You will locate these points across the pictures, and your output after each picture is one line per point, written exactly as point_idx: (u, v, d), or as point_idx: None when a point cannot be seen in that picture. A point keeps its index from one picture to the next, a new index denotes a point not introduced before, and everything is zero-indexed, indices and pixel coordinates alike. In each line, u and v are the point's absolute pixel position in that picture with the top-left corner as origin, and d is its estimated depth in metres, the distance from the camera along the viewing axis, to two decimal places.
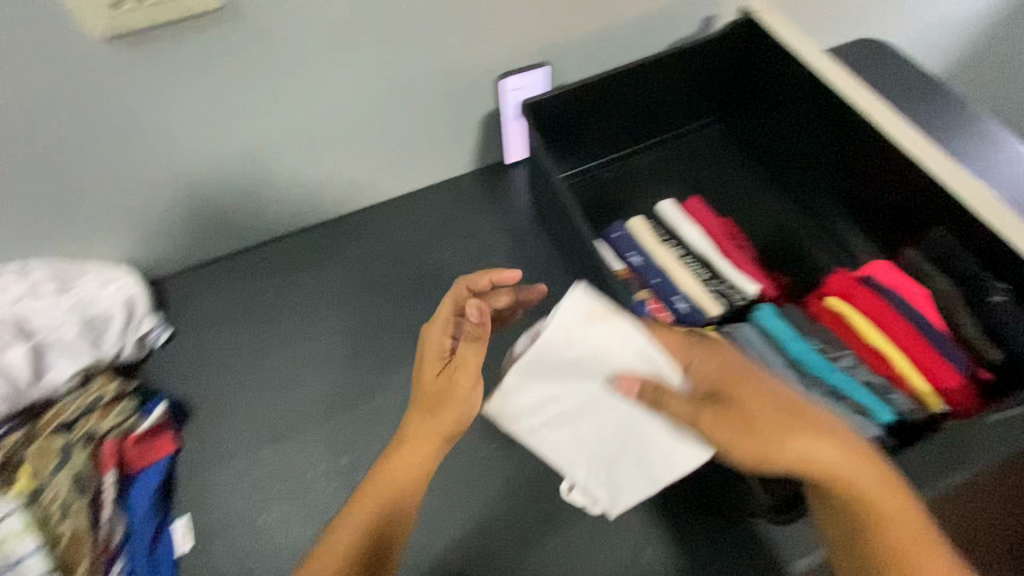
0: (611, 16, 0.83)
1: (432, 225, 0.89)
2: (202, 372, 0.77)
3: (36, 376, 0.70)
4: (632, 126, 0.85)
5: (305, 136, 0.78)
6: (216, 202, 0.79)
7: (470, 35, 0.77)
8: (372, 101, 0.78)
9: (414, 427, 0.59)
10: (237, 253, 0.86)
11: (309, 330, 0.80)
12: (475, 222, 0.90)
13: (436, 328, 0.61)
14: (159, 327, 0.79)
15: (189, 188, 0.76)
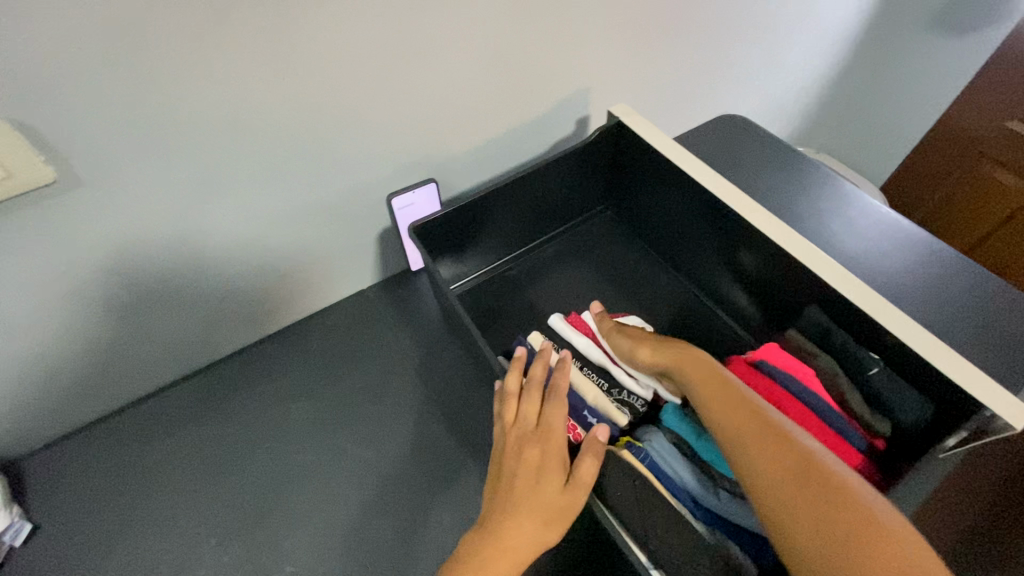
0: (481, 125, 0.84)
1: (331, 350, 0.85)
2: (78, 567, 0.66)
3: None
4: (521, 233, 0.90)
5: (181, 289, 0.73)
6: (79, 370, 0.71)
7: (345, 162, 0.75)
8: (252, 243, 0.75)
9: (527, 526, 0.51)
10: (110, 413, 0.77)
11: (207, 496, 0.71)
12: (380, 338, 0.87)
13: (549, 409, 0.59)
14: (19, 524, 0.67)
15: (49, 365, 0.68)
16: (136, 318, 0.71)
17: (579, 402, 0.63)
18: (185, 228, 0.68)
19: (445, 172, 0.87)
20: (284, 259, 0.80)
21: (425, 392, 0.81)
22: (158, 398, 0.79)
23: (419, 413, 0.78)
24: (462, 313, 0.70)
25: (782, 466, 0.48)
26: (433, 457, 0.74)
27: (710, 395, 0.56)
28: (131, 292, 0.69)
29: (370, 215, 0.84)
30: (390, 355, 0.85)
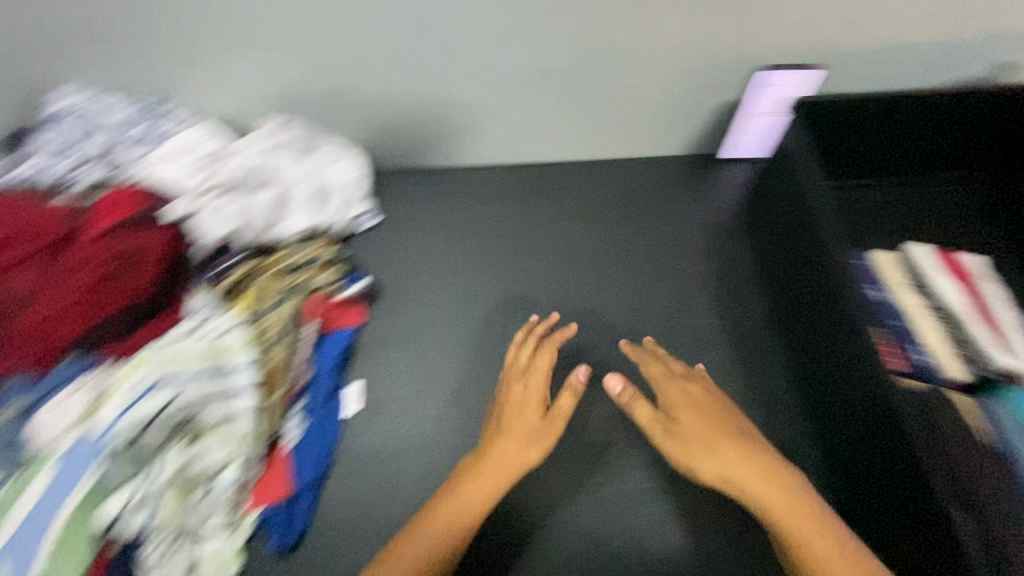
0: (898, 31, 0.74)
1: (624, 198, 0.89)
2: (395, 266, 0.83)
3: (275, 222, 0.77)
4: (874, 163, 0.81)
5: (548, 84, 0.80)
6: (447, 119, 0.84)
7: (757, 23, 0.73)
8: (622, 67, 0.78)
9: (510, 446, 0.59)
10: (440, 168, 0.92)
11: (494, 266, 0.84)
12: (676, 205, 0.88)
13: (544, 358, 0.65)
14: (373, 213, 0.87)
15: (439, 102, 0.82)
16: (510, 93, 0.81)
17: (891, 311, 0.70)
18: (597, 27, 0.73)
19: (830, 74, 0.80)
20: (637, 97, 0.83)
21: (705, 269, 0.83)
22: (476, 173, 0.92)
23: (693, 283, 0.81)
24: (821, 202, 0.67)
25: (807, 534, 0.52)
26: (692, 325, 0.79)
27: (749, 465, 0.55)
28: (523, 67, 0.77)
29: (726, 88, 0.82)
30: (676, 226, 0.87)
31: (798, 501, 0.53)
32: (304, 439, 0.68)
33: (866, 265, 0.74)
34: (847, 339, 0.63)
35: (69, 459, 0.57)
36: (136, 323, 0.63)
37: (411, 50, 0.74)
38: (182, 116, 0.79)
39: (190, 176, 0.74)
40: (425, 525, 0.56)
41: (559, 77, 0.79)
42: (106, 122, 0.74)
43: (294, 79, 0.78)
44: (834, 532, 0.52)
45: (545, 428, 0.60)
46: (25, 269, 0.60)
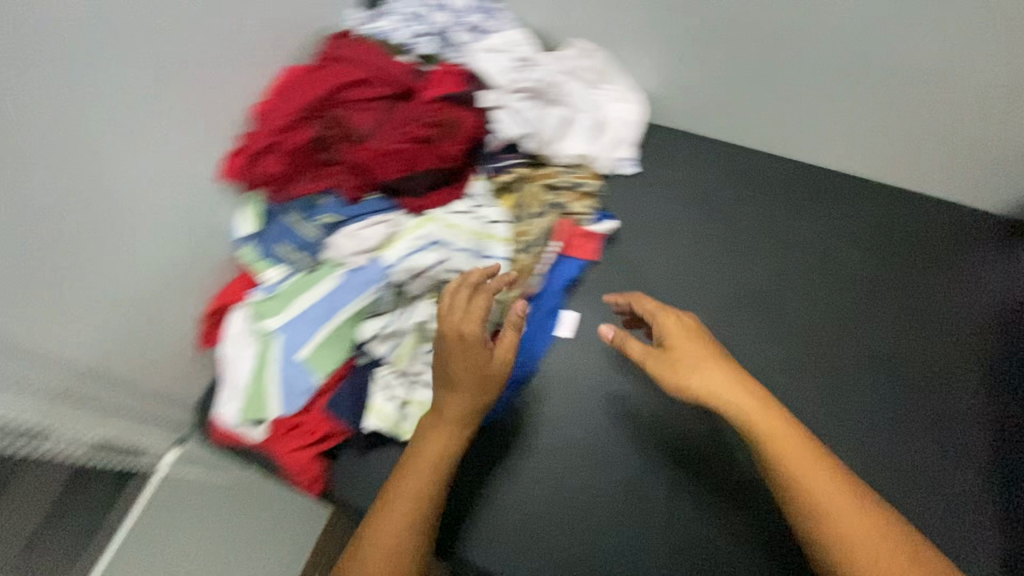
0: None
1: (905, 236, 0.80)
2: (641, 219, 0.84)
3: (558, 138, 0.80)
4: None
5: (871, 84, 0.72)
6: (745, 88, 0.80)
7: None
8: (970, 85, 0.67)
9: (460, 398, 0.61)
10: (714, 138, 0.89)
11: (744, 255, 0.81)
12: (960, 268, 0.78)
13: (480, 301, 0.62)
14: (631, 161, 0.87)
15: (746, 71, 0.78)
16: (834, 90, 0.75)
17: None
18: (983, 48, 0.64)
19: None
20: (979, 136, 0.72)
21: (973, 346, 0.74)
22: (754, 155, 0.87)
23: (957, 353, 0.74)
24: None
25: (797, 458, 0.53)
26: (941, 396, 0.72)
27: (778, 420, 0.55)
28: (855, 61, 0.71)
29: None
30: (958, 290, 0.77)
31: (789, 427, 0.55)
32: (518, 341, 0.74)
33: None
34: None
35: (355, 275, 0.67)
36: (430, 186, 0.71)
37: (751, 16, 0.72)
38: (507, 19, 0.84)
39: (501, 74, 0.78)
40: (393, 493, 0.59)
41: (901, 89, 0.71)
42: (448, 6, 0.81)
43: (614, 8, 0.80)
44: (819, 458, 0.53)
45: (489, 376, 0.61)
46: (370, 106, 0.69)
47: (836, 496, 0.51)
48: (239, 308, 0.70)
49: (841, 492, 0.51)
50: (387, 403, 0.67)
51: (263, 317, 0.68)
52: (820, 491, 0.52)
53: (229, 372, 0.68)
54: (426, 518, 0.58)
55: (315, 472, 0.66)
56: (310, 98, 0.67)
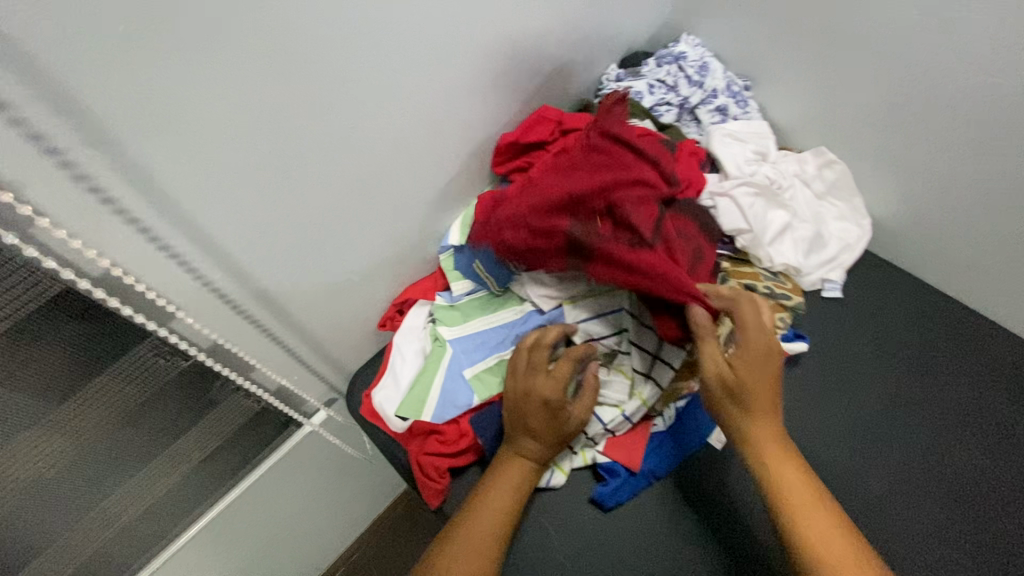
0: None
1: None
2: (829, 349, 0.77)
3: (773, 241, 0.76)
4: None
5: None
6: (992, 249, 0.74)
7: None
8: None
9: (532, 450, 0.63)
10: (931, 291, 0.82)
11: (947, 431, 0.71)
12: None
13: (566, 361, 0.64)
14: (836, 286, 0.80)
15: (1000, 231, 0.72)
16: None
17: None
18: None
19: None
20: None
21: None
22: (982, 322, 0.78)
23: None
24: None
25: (779, 461, 0.57)
26: None
27: (798, 472, 0.56)
28: None
29: None
30: None
31: (812, 490, 0.56)
32: (666, 432, 0.70)
33: None
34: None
35: (540, 317, 0.70)
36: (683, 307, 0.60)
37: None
38: (753, 110, 0.81)
39: (736, 164, 0.76)
40: (460, 542, 0.58)
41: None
42: (702, 84, 0.81)
43: (870, 129, 0.78)
44: (817, 495, 0.55)
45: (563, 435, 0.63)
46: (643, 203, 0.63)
47: (831, 533, 0.53)
48: (422, 305, 0.75)
49: (843, 551, 0.52)
50: None
51: (441, 322, 0.72)
52: (822, 551, 0.52)
53: (397, 361, 0.72)
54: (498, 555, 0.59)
55: (442, 485, 0.68)
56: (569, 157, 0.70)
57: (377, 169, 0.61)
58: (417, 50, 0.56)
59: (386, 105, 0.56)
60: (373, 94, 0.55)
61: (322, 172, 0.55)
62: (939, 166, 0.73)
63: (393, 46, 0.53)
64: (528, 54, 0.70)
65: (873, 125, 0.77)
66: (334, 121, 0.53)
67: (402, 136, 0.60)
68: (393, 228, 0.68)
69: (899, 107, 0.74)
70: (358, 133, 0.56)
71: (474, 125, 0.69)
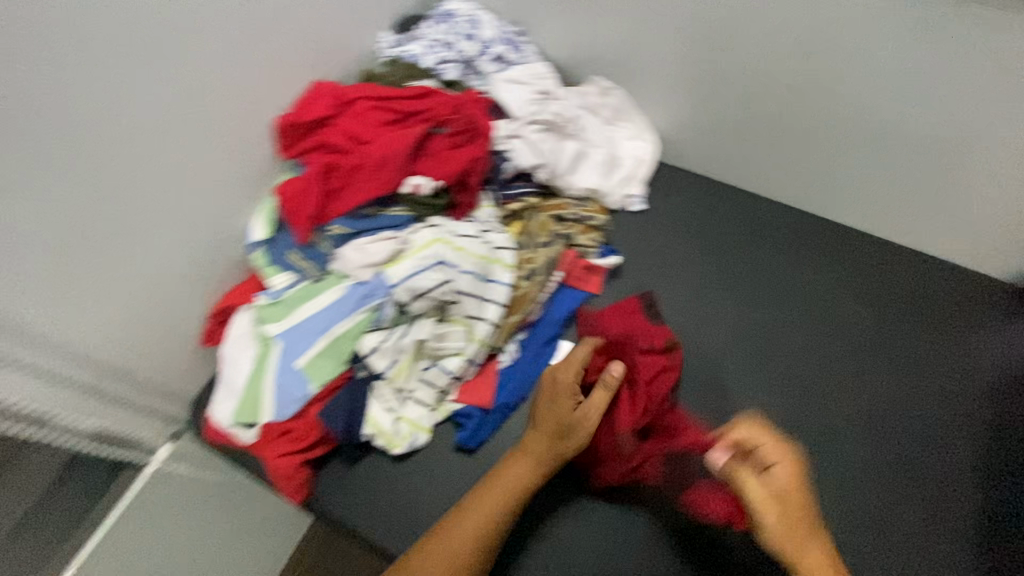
0: None
1: (897, 291, 0.79)
2: (641, 254, 0.84)
3: (570, 170, 0.81)
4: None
5: (861, 141, 0.75)
6: (747, 136, 0.83)
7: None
8: (951, 145, 0.70)
9: (546, 453, 0.63)
10: (719, 181, 0.90)
11: (748, 301, 0.80)
12: (925, 334, 0.76)
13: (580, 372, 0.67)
14: (641, 200, 0.87)
15: (746, 120, 0.81)
16: (856, 143, 0.76)
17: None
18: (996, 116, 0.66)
19: None
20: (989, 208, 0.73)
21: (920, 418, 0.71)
22: (763, 199, 0.87)
23: (910, 416, 0.72)
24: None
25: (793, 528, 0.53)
26: (883, 458, 0.69)
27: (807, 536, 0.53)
28: (846, 114, 0.74)
29: None
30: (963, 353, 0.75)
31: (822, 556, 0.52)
32: (512, 366, 0.74)
33: None
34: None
35: (360, 289, 0.67)
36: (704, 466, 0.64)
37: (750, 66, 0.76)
38: (531, 53, 0.86)
39: (519, 105, 0.80)
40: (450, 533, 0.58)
41: (913, 150, 0.73)
42: (475, 36, 0.84)
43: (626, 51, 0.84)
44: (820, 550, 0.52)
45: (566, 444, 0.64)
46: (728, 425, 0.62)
47: None
48: (245, 310, 0.72)
49: None
50: (385, 416, 0.69)
51: (266, 320, 0.70)
52: None
53: (230, 371, 0.70)
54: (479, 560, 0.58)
55: (299, 479, 0.67)
56: (370, 131, 0.71)
57: (126, 182, 0.57)
58: (119, 49, 0.52)
59: (102, 112, 0.52)
60: (78, 105, 0.50)
61: (41, 198, 0.50)
62: (685, 72, 0.81)
63: (79, 48, 0.49)
64: (271, 38, 0.67)
65: (625, 48, 0.84)
66: (26, 139, 0.48)
67: (136, 144, 0.56)
68: (175, 244, 0.65)
69: (644, 27, 0.80)
70: (81, 149, 0.52)
71: (236, 120, 0.66)
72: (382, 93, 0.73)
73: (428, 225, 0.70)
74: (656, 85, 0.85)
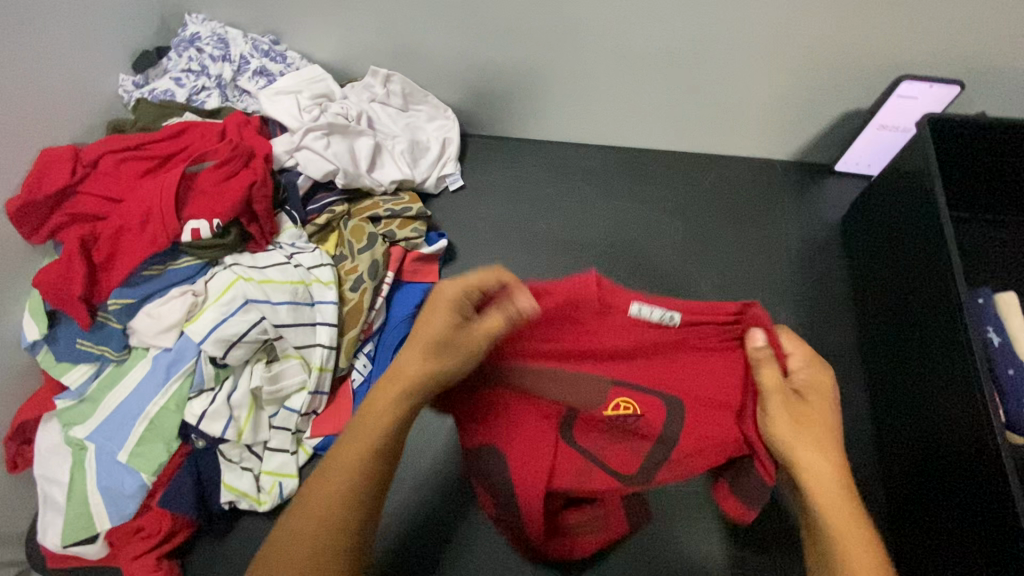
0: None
1: (703, 197, 0.86)
2: (471, 231, 0.84)
3: (371, 168, 0.79)
4: (1009, 178, 0.68)
5: (628, 77, 0.78)
6: (533, 96, 0.83)
7: (907, 29, 0.65)
8: (702, 64, 0.74)
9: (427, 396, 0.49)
10: (527, 139, 0.91)
11: (579, 246, 0.84)
12: (732, 228, 0.84)
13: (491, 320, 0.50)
14: (457, 176, 0.87)
15: (524, 83, 0.81)
16: (630, 73, 0.77)
17: (1010, 357, 0.56)
18: (729, 25, 0.68)
19: (970, 95, 0.73)
20: (753, 102, 0.78)
21: (746, 299, 0.79)
22: (570, 146, 0.90)
23: (739, 304, 0.78)
24: (945, 229, 0.59)
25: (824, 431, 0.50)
26: None
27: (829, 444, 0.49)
28: (605, 59, 0.76)
29: (833, 97, 0.76)
30: (777, 230, 0.83)
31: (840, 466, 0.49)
32: (368, 380, 0.72)
33: (991, 302, 0.60)
34: (934, 347, 0.59)
35: (168, 354, 0.62)
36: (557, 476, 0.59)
37: (505, 33, 0.75)
38: (296, 59, 0.81)
39: (295, 117, 0.76)
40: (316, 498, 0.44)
41: (676, 68, 0.75)
42: (228, 56, 0.78)
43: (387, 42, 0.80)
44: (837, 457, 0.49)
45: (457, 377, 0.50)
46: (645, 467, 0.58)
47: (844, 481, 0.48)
48: (45, 420, 0.63)
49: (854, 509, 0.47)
50: (243, 477, 0.64)
51: (73, 423, 0.62)
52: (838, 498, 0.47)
53: (45, 492, 0.61)
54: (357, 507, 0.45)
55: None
56: (122, 185, 0.65)
57: None
58: None
59: None
60: None
61: None
62: (451, 51, 0.79)
63: None
64: None
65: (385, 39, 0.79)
66: None
67: None
68: None
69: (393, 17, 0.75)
70: None
71: None
72: (129, 143, 0.67)
73: (226, 264, 0.66)
74: (431, 68, 0.82)
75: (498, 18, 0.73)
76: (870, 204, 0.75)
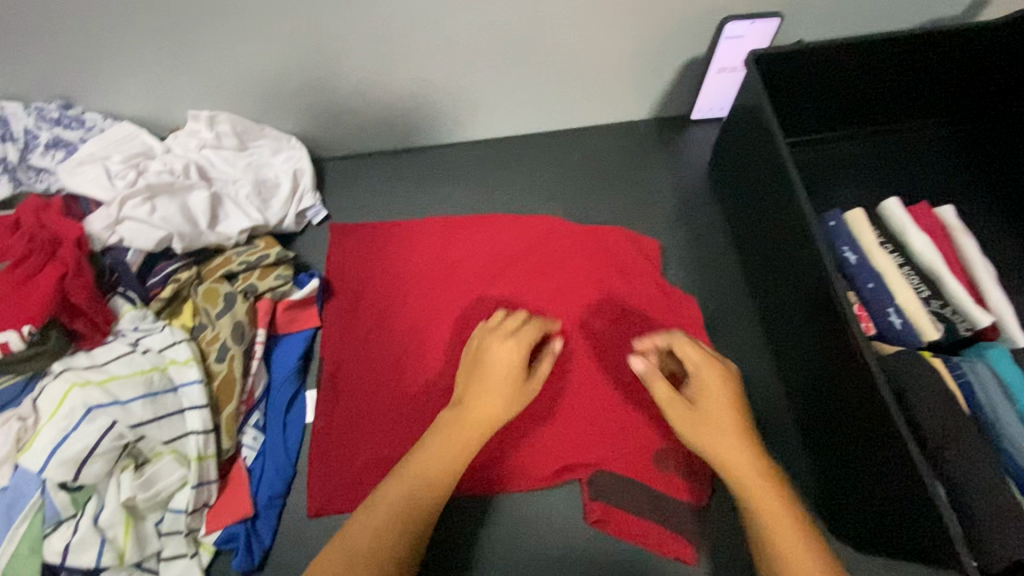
0: None
1: (576, 172, 0.84)
2: (348, 260, 0.78)
3: (214, 222, 0.71)
4: (848, 92, 0.71)
5: (465, 70, 0.74)
6: (378, 107, 0.78)
7: None
8: (534, 41, 0.72)
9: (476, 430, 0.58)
10: (389, 152, 0.86)
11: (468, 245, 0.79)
12: (610, 196, 0.83)
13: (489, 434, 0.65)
14: (318, 207, 0.80)
15: (363, 95, 0.76)
16: (466, 66, 0.74)
17: (867, 271, 0.59)
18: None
19: (792, 22, 0.75)
20: (596, 70, 0.77)
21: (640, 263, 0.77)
22: (435, 149, 0.86)
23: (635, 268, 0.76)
24: (788, 167, 0.60)
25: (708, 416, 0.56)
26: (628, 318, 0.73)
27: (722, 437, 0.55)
28: (438, 56, 0.72)
29: (669, 51, 0.76)
30: (651, 190, 0.83)
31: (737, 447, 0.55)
32: (263, 452, 0.65)
33: (841, 222, 0.61)
34: (801, 273, 0.61)
35: (7, 494, 0.54)
36: (472, 485, 0.64)
37: (321, 49, 0.69)
38: (98, 121, 0.72)
39: (107, 187, 0.67)
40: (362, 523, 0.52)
41: (510, 52, 0.73)
42: (11, 134, 0.68)
43: (198, 86, 0.72)
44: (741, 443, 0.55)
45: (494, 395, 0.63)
46: (567, 300, 0.74)
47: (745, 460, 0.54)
48: None
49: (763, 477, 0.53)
50: None
51: None
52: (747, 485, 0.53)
53: None
54: (444, 485, 0.54)
55: None
56: None
57: None
58: None
59: None
60: None
61: None
62: (271, 79, 0.72)
63: None
64: None
65: (194, 82, 0.71)
66: None
67: None
68: None
69: (190, 56, 0.68)
70: None
71: None
72: None
73: (56, 372, 0.58)
74: (257, 100, 0.75)
75: (307, 36, 0.67)
76: (725, 154, 0.76)
